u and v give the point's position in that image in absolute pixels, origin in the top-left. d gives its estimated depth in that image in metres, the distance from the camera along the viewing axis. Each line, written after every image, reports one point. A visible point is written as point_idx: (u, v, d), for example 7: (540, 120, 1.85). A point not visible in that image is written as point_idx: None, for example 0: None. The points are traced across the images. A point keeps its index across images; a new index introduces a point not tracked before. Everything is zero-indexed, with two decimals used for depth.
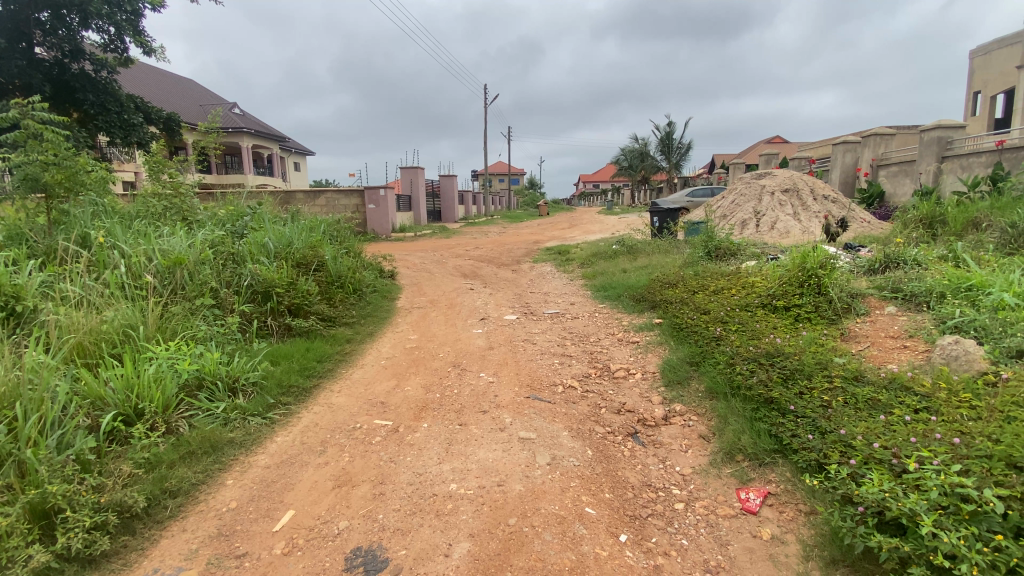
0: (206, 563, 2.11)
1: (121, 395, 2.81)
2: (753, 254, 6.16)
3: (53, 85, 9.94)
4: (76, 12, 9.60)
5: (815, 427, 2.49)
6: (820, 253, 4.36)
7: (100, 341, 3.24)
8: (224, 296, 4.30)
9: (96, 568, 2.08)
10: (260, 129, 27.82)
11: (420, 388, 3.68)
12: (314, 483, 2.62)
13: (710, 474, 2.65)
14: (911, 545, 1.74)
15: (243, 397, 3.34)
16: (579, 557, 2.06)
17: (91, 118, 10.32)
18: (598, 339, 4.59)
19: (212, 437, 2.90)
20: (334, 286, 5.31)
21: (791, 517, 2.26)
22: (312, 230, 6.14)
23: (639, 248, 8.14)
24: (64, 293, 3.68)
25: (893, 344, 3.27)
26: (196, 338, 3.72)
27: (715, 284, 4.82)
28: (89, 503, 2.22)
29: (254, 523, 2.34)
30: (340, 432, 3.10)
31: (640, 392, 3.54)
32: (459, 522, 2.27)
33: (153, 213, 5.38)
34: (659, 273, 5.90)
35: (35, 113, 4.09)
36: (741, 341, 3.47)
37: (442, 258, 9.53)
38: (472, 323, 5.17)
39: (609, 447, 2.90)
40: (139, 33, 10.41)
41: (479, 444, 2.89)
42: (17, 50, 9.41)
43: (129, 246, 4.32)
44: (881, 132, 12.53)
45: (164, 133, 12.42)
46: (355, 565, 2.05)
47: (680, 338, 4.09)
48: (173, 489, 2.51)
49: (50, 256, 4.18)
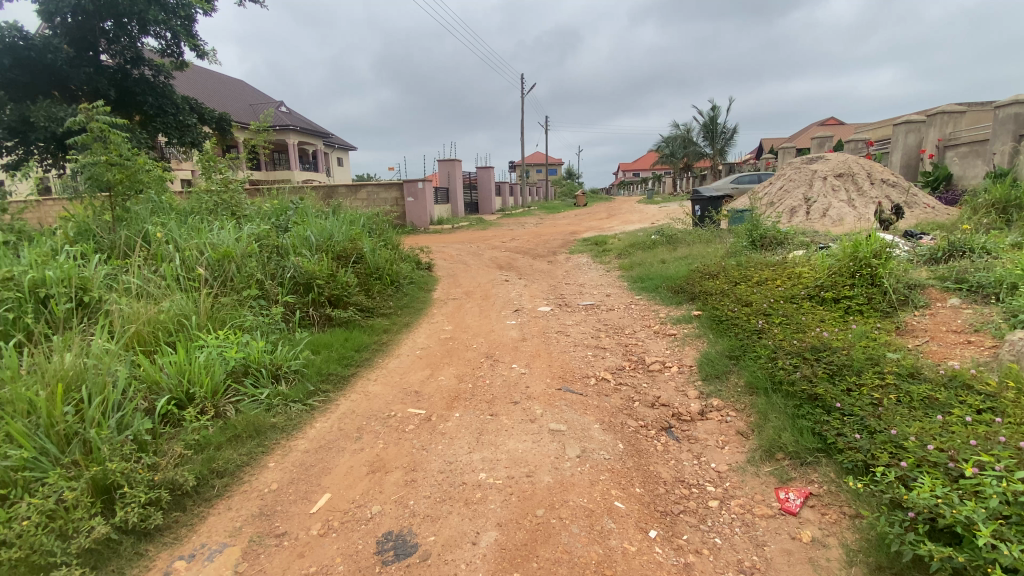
0: (249, 540, 2.22)
1: (175, 381, 3.00)
2: (802, 242, 5.89)
3: (117, 90, 10.61)
4: (136, 20, 10.19)
5: (864, 427, 2.37)
6: (876, 241, 4.09)
7: (157, 330, 3.45)
8: (269, 287, 4.48)
9: (151, 540, 2.24)
10: (306, 126, 28.83)
11: (453, 378, 3.73)
12: (350, 468, 2.71)
13: (748, 472, 2.54)
14: (967, 555, 1.61)
15: (286, 384, 3.50)
16: (607, 551, 2.03)
17: (151, 120, 10.95)
18: (634, 331, 4.50)
19: (256, 421, 3.04)
20: (372, 277, 5.43)
21: (834, 519, 2.15)
22: (352, 223, 6.30)
23: (679, 238, 7.91)
24: (126, 285, 3.92)
25: (955, 339, 3.03)
26: (242, 328, 3.91)
27: (758, 275, 4.61)
28: (144, 479, 2.38)
29: (294, 504, 2.45)
30: (376, 419, 3.20)
31: (675, 386, 3.44)
32: (487, 511, 2.28)
33: (206, 208, 5.66)
34: (700, 263, 5.70)
35: (100, 116, 4.39)
36: (784, 334, 3.32)
37: (478, 250, 9.57)
38: (506, 315, 5.18)
39: (641, 441, 2.85)
40: (192, 38, 10.95)
41: (509, 435, 2.90)
42: (85, 58, 10.10)
43: (183, 241, 4.57)
44: (950, 109, 11.58)
45: (218, 133, 13.02)
46: (386, 549, 2.11)
47: (720, 331, 3.94)
48: (220, 470, 2.66)
49: (114, 251, 4.46)
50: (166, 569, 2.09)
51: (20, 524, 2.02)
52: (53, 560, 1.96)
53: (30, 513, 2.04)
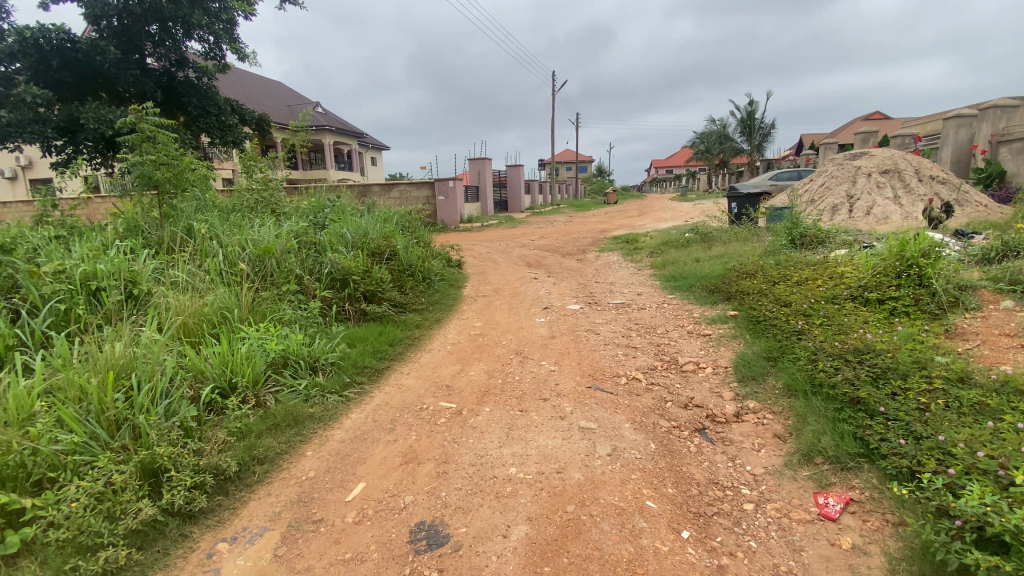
0: (289, 525, 2.30)
1: (219, 370, 3.13)
2: (845, 241, 5.68)
3: (163, 92, 11.07)
4: (180, 25, 10.60)
5: (909, 432, 2.29)
6: (924, 240, 3.91)
7: (203, 322, 3.60)
8: (307, 282, 4.62)
9: (195, 522, 2.34)
10: (340, 126, 29.50)
11: (483, 373, 3.77)
12: (383, 458, 2.77)
13: (785, 475, 2.48)
14: (1016, 565, 1.55)
15: (323, 375, 3.60)
16: (638, 550, 2.02)
17: (194, 120, 11.40)
18: (667, 330, 4.44)
19: (295, 411, 3.15)
20: (405, 274, 5.53)
21: (876, 527, 2.07)
22: (385, 220, 6.43)
23: (714, 236, 7.75)
24: (173, 279, 4.11)
25: (1009, 343, 2.88)
26: (282, 321, 4.05)
27: (798, 274, 4.48)
28: (190, 464, 2.50)
29: (330, 492, 2.52)
30: (409, 411, 3.26)
31: (709, 387, 3.38)
32: (517, 506, 2.30)
33: (247, 205, 5.86)
34: (736, 262, 5.57)
35: (148, 118, 4.61)
36: (825, 335, 3.23)
37: (508, 247, 9.59)
38: (536, 312, 5.19)
39: (674, 442, 2.81)
40: (233, 41, 11.34)
41: (540, 431, 2.91)
42: (133, 62, 10.56)
43: (226, 237, 4.75)
44: (1004, 103, 10.93)
45: (256, 132, 13.43)
46: (418, 538, 2.15)
47: (757, 332, 3.85)
48: (260, 457, 2.77)
49: (161, 246, 4.68)
50: (210, 550, 2.18)
51: (70, 504, 2.13)
52: (100, 540, 2.07)
53: (80, 495, 2.15)
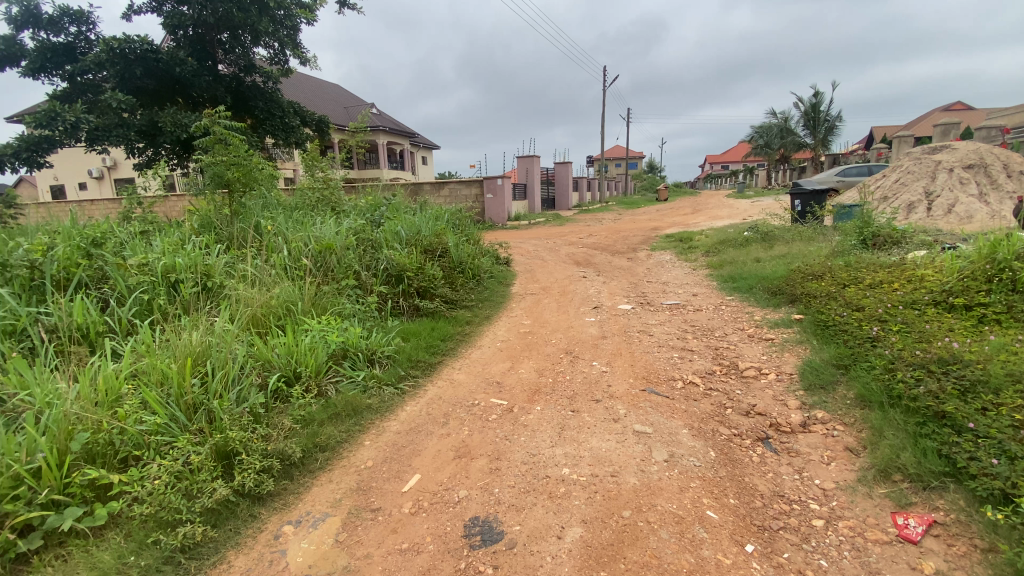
0: (348, 512, 2.38)
1: (284, 360, 3.29)
2: (923, 242, 5.29)
3: (232, 96, 11.73)
4: (249, 33, 11.21)
5: (1003, 451, 2.09)
6: (1019, 241, 3.57)
7: (269, 315, 3.79)
8: (364, 278, 4.77)
9: (263, 504, 2.46)
10: (393, 126, 30.32)
11: (533, 372, 3.75)
12: (437, 452, 2.81)
13: (858, 492, 2.32)
14: None
15: (379, 367, 3.71)
16: (699, 561, 1.95)
17: (260, 122, 12.02)
18: (725, 334, 4.26)
19: (354, 401, 3.25)
20: (456, 271, 5.61)
21: (963, 552, 1.91)
22: (437, 218, 6.55)
23: (775, 235, 7.40)
24: (243, 272, 4.34)
25: None
26: (341, 314, 4.20)
27: (872, 276, 4.19)
28: (259, 448, 2.64)
29: (387, 482, 2.59)
30: (461, 406, 3.29)
31: (773, 395, 3.22)
32: (571, 507, 2.28)
33: (309, 203, 6.12)
34: (801, 263, 5.27)
35: (221, 121, 4.90)
36: (904, 343, 2.99)
37: (556, 246, 9.54)
38: (585, 311, 5.13)
39: (735, 451, 2.70)
40: (296, 46, 11.87)
41: (592, 432, 2.87)
42: (207, 68, 11.26)
43: (290, 234, 4.98)
44: None
45: (316, 133, 14.01)
46: (473, 533, 2.17)
47: (826, 338, 3.63)
48: (322, 444, 2.88)
49: (231, 241, 4.96)
50: (277, 532, 2.29)
51: (153, 482, 2.30)
52: (179, 516, 2.21)
53: (161, 474, 2.32)
